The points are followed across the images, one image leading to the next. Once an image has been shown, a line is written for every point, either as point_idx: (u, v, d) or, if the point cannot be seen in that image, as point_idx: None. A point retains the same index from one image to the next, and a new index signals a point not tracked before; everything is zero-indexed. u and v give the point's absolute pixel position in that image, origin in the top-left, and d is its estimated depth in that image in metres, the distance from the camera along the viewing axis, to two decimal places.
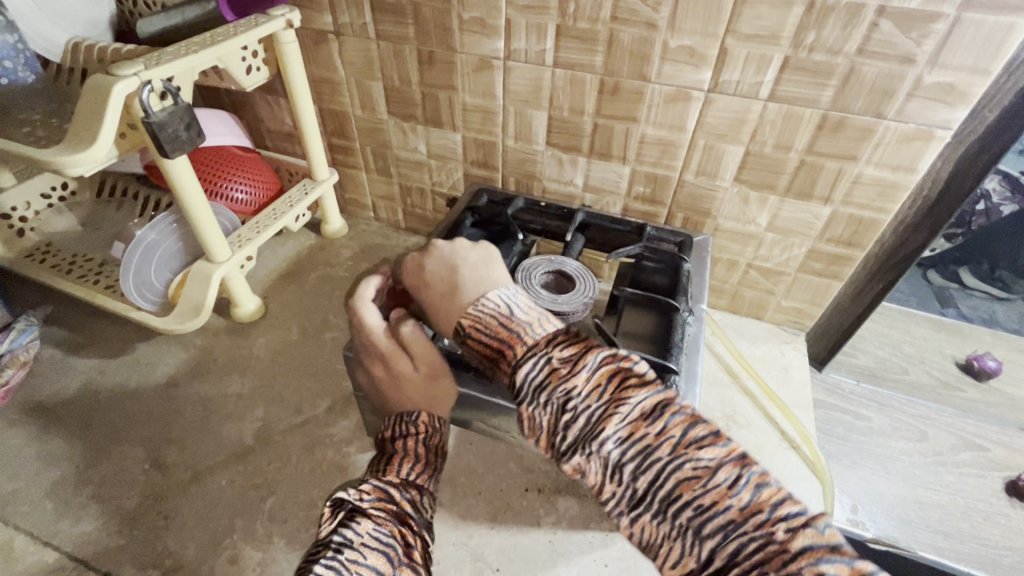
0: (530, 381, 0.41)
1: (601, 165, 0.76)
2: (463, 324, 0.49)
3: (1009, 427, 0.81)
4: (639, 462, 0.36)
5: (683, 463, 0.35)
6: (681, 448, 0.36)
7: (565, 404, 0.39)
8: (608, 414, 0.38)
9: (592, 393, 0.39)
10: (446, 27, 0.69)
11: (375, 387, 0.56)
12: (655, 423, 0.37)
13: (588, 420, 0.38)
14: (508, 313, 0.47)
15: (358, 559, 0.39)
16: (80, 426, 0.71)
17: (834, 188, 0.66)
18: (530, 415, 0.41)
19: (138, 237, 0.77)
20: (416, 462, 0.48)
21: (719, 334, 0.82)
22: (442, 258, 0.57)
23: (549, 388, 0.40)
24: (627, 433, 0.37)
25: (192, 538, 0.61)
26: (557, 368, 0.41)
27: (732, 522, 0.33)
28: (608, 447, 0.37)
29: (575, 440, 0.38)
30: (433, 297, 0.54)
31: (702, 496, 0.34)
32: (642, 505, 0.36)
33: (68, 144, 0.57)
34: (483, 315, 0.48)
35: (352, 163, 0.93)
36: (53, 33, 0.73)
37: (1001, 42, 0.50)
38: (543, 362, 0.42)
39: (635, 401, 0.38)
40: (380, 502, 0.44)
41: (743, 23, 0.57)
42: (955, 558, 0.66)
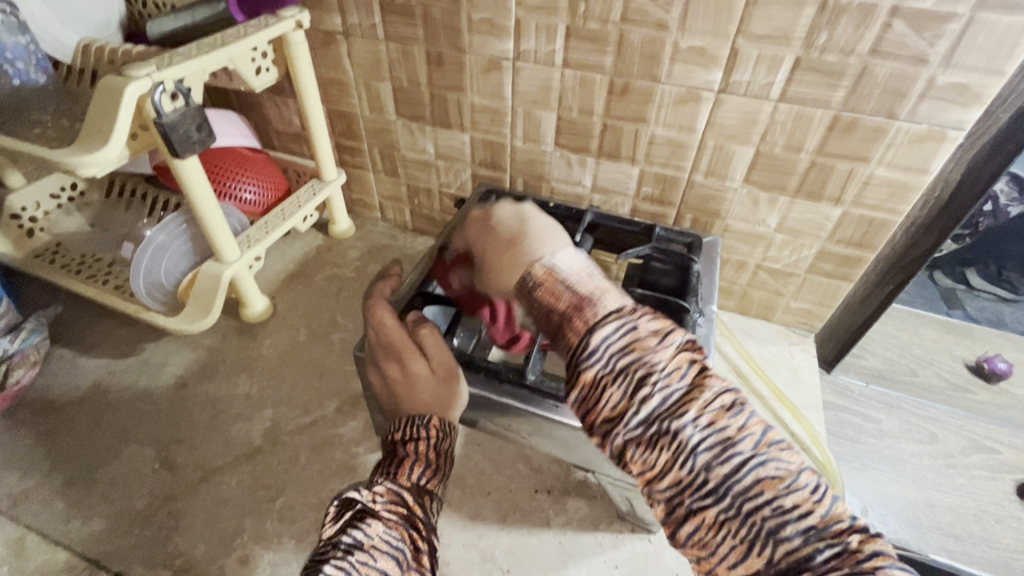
0: (603, 347, 0.36)
1: (610, 166, 0.76)
2: (533, 275, 0.43)
3: (1020, 429, 0.80)
4: (720, 452, 0.32)
5: (766, 460, 0.32)
6: (763, 445, 0.33)
7: (643, 377, 0.35)
8: (692, 398, 0.34)
9: (674, 375, 0.35)
10: (456, 28, 0.69)
11: (386, 387, 0.54)
12: (737, 417, 0.34)
13: (667, 400, 0.34)
14: (588, 274, 0.41)
15: (368, 561, 0.38)
16: (91, 426, 0.72)
17: (844, 189, 0.66)
18: (597, 382, 0.36)
19: (148, 237, 0.77)
20: (427, 466, 0.47)
21: (729, 336, 0.81)
22: (513, 220, 0.53)
23: (629, 356, 0.36)
24: (710, 420, 0.33)
25: (202, 538, 0.61)
26: (639, 337, 0.36)
27: (813, 528, 0.30)
28: (686, 431, 0.33)
29: (649, 417, 0.34)
30: (498, 249, 0.50)
31: (784, 497, 0.31)
32: (710, 498, 0.32)
33: (80, 145, 0.58)
34: (560, 267, 0.42)
35: (359, 164, 0.93)
36: (63, 35, 0.74)
37: (1016, 42, 0.50)
38: (626, 328, 0.36)
39: (716, 389, 0.35)
40: (392, 505, 0.43)
41: (755, 24, 0.57)
42: (966, 561, 0.66)
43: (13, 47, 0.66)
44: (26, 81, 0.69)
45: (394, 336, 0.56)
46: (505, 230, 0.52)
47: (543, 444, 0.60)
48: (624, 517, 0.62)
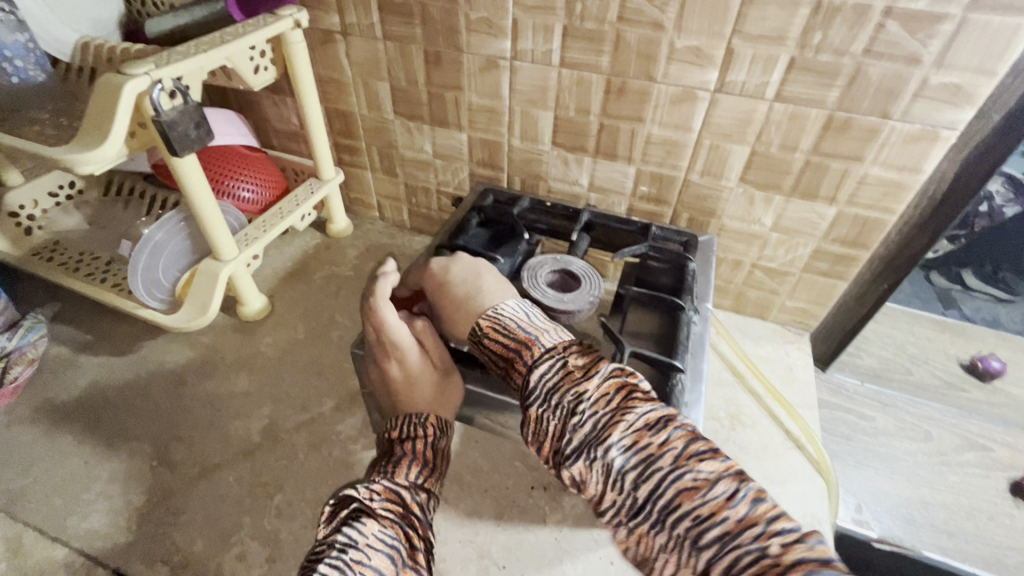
0: (540, 382, 0.44)
1: (607, 165, 0.77)
2: (481, 325, 0.51)
3: (1013, 427, 0.81)
4: (644, 470, 0.38)
5: (683, 473, 0.36)
6: (683, 459, 0.37)
7: (573, 407, 0.42)
8: (614, 421, 0.40)
9: (599, 400, 0.42)
10: (453, 28, 0.70)
11: (383, 383, 0.56)
12: (658, 434, 0.39)
13: (593, 427, 0.41)
14: (527, 320, 0.50)
15: (362, 559, 0.39)
16: (89, 423, 0.72)
17: (839, 188, 0.66)
18: (539, 417, 0.43)
19: (146, 236, 0.77)
20: (424, 466, 0.49)
21: (724, 333, 0.82)
22: (466, 266, 0.59)
23: (560, 389, 0.43)
24: (632, 441, 0.39)
25: (200, 534, 0.61)
26: (568, 371, 0.44)
27: (728, 533, 0.34)
28: (612, 455, 0.39)
29: (580, 445, 0.40)
30: (451, 300, 0.56)
31: (701, 507, 0.35)
32: (641, 515, 0.38)
33: (78, 143, 0.58)
34: (502, 318, 0.51)
35: (357, 162, 0.94)
36: (61, 32, 0.73)
37: (1008, 42, 0.50)
38: (557, 365, 0.45)
39: (640, 411, 0.40)
40: (389, 503, 0.45)
41: (750, 24, 0.58)
42: (959, 557, 0.67)
43: (11, 45, 0.68)
44: (26, 79, 0.71)
45: (390, 330, 0.56)
46: (457, 282, 0.57)
47: None
48: None
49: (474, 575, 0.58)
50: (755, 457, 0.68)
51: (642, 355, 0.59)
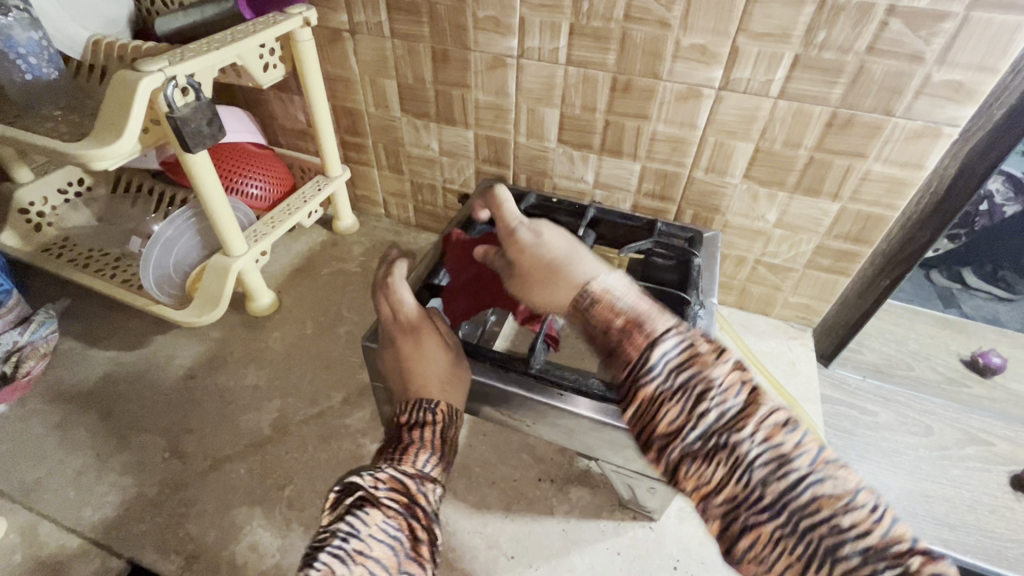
0: (663, 361, 0.38)
1: (612, 162, 0.78)
2: (589, 292, 0.43)
3: (1013, 422, 0.82)
4: (779, 469, 0.34)
5: (824, 478, 0.33)
6: (823, 462, 0.34)
7: (703, 393, 0.36)
8: (748, 412, 0.36)
9: (730, 387, 0.37)
10: (461, 26, 0.71)
11: (395, 362, 0.56)
12: (794, 433, 0.35)
13: (722, 415, 0.36)
14: (637, 289, 0.43)
15: (363, 550, 0.38)
16: (100, 417, 0.73)
17: (842, 184, 0.67)
18: (651, 398, 0.38)
19: (157, 232, 0.78)
20: (432, 453, 0.48)
21: (728, 329, 0.83)
22: (558, 234, 0.53)
23: (687, 370, 0.37)
24: (767, 436, 0.35)
25: (213, 524, 0.62)
26: (698, 352, 0.38)
27: (871, 548, 0.31)
28: (744, 448, 0.35)
29: (705, 433, 0.36)
30: (543, 268, 0.49)
31: (841, 516, 0.32)
32: (768, 515, 0.34)
33: (93, 138, 0.59)
34: (614, 288, 0.43)
35: (364, 160, 0.94)
36: (72, 30, 0.75)
37: (1009, 40, 0.51)
38: (684, 343, 0.38)
39: (771, 403, 0.36)
40: (393, 492, 0.43)
41: (755, 22, 0.58)
42: (960, 550, 0.67)
43: (25, 42, 0.68)
44: (39, 76, 0.70)
45: (405, 308, 0.58)
46: (552, 247, 0.51)
47: (546, 433, 0.61)
48: (626, 505, 0.63)
49: (483, 565, 0.59)
50: None
51: None
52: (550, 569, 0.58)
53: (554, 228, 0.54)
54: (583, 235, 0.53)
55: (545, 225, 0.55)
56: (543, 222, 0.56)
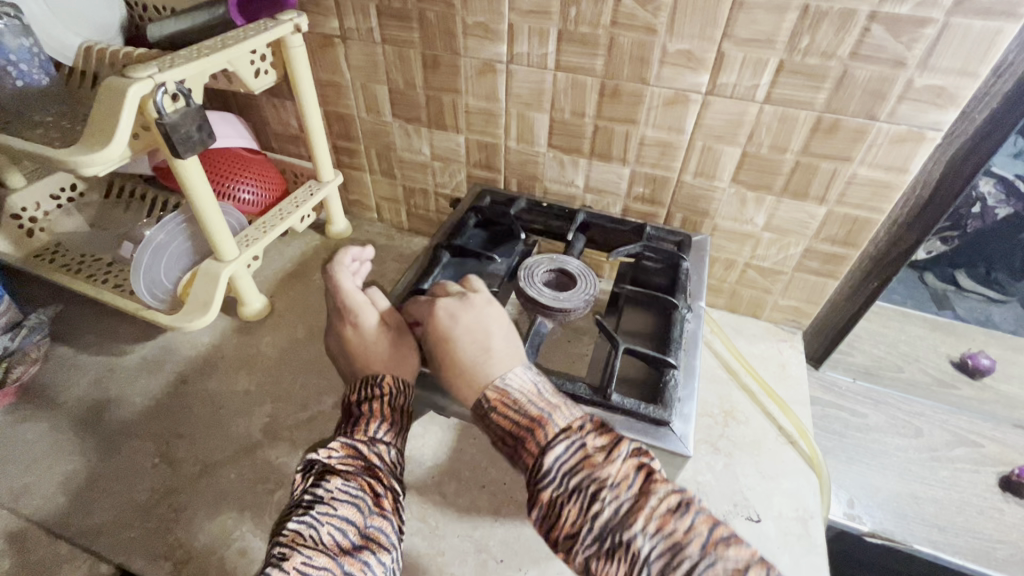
0: (556, 465, 0.44)
1: (602, 167, 0.78)
2: (487, 397, 0.49)
3: (1003, 423, 0.82)
4: (671, 558, 0.39)
5: (713, 561, 0.38)
6: (710, 545, 0.39)
7: (594, 493, 0.42)
8: (638, 505, 0.41)
9: (620, 485, 0.42)
10: (451, 32, 0.71)
11: (345, 349, 0.62)
12: (683, 518, 0.40)
13: (615, 512, 0.41)
14: (535, 393, 0.49)
15: (329, 511, 0.45)
16: (90, 423, 0.73)
17: (829, 188, 0.68)
18: (553, 501, 0.43)
19: (148, 236, 0.77)
20: (383, 422, 0.53)
21: (718, 331, 0.84)
22: (474, 317, 0.56)
23: (579, 474, 0.43)
24: (657, 527, 0.40)
25: (202, 529, 0.62)
26: (587, 455, 0.44)
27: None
28: (637, 541, 0.40)
29: (601, 532, 0.41)
30: (455, 363, 0.53)
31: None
32: None
33: (82, 145, 0.59)
34: (510, 391, 0.49)
35: (356, 165, 0.95)
36: (66, 37, 0.75)
37: (990, 45, 0.52)
38: (574, 446, 0.44)
39: (660, 491, 0.42)
40: (349, 458, 0.50)
41: (740, 27, 0.59)
42: (948, 551, 0.68)
43: (16, 49, 0.68)
44: (30, 82, 0.70)
45: (347, 298, 0.65)
46: (463, 338, 0.54)
47: None
48: None
49: (473, 569, 0.59)
50: (747, 452, 0.69)
51: (636, 351, 0.60)
52: (539, 572, 0.58)
53: (475, 307, 0.57)
54: (500, 323, 0.55)
55: (466, 304, 0.57)
56: (468, 299, 0.58)
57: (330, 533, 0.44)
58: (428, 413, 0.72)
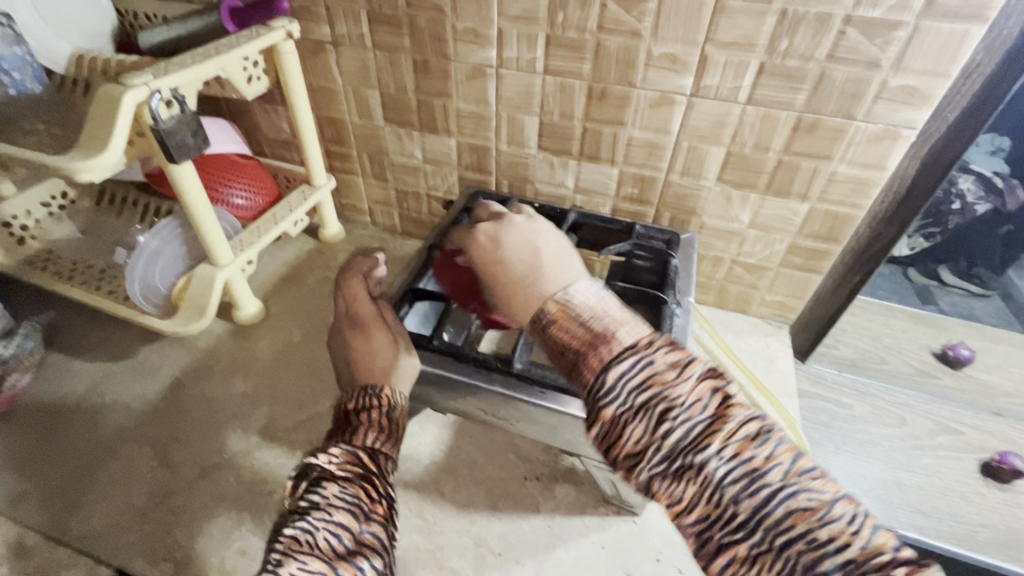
0: (622, 384, 0.37)
1: (591, 167, 0.80)
2: (548, 310, 0.43)
3: (982, 411, 0.85)
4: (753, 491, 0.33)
5: (796, 492, 0.32)
6: (793, 476, 0.33)
7: (665, 413, 0.35)
8: (713, 429, 0.34)
9: (695, 404, 0.35)
10: (441, 38, 0.73)
11: (349, 357, 0.62)
12: (764, 446, 0.34)
13: (688, 433, 0.35)
14: (604, 304, 0.41)
15: (325, 516, 0.44)
16: (86, 429, 0.73)
17: (811, 186, 0.70)
18: (616, 420, 0.36)
19: (142, 244, 0.77)
20: (380, 431, 0.53)
21: (707, 327, 0.85)
22: (522, 233, 0.53)
23: (646, 392, 0.36)
24: (736, 454, 0.34)
25: (202, 531, 0.62)
26: (656, 371, 0.37)
27: (852, 563, 0.30)
28: (711, 466, 0.34)
29: (671, 453, 0.35)
30: (509, 277, 0.48)
31: (817, 530, 0.31)
32: (741, 531, 0.33)
33: (78, 152, 0.59)
34: (574, 299, 0.42)
35: (349, 169, 0.96)
36: (56, 45, 0.76)
37: (958, 47, 0.54)
38: (640, 361, 0.37)
39: (741, 416, 0.35)
40: (348, 464, 0.49)
41: (721, 31, 0.61)
42: (933, 535, 0.70)
43: (9, 58, 0.69)
44: (22, 90, 0.72)
45: (355, 306, 0.68)
46: (512, 258, 0.50)
47: (531, 431, 0.63)
48: (609, 500, 0.65)
49: (470, 563, 0.60)
50: None
51: None
52: (535, 564, 0.60)
53: (526, 223, 0.54)
54: (546, 240, 0.51)
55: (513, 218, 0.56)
56: (531, 221, 0.55)
57: (325, 537, 0.43)
58: (424, 412, 0.73)
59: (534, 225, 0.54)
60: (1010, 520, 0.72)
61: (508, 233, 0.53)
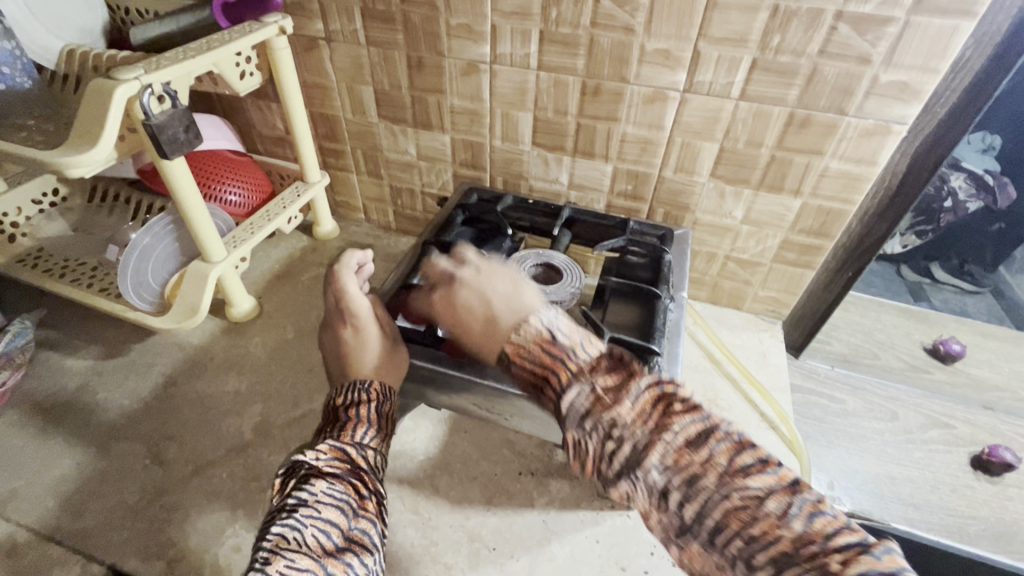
0: (574, 411, 0.43)
1: (585, 164, 0.80)
2: (506, 349, 0.49)
3: (973, 405, 0.86)
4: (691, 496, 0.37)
5: (729, 492, 0.36)
6: (728, 475, 0.37)
7: (608, 432, 0.41)
8: (653, 441, 0.39)
9: (635, 420, 0.41)
10: (435, 34, 0.73)
11: (341, 352, 0.61)
12: (701, 450, 0.38)
13: (631, 447, 0.40)
14: (551, 335, 0.47)
15: (313, 514, 0.44)
16: (78, 428, 0.72)
17: (803, 181, 0.70)
18: (574, 442, 0.43)
19: (134, 240, 0.77)
20: (370, 427, 0.54)
21: (701, 323, 0.86)
22: (475, 281, 0.58)
23: (591, 417, 0.42)
24: (673, 464, 0.38)
25: (196, 529, 0.62)
26: (599, 396, 0.43)
27: (784, 553, 0.34)
28: (653, 475, 0.39)
29: (620, 468, 0.40)
30: (473, 330, 0.54)
31: (752, 527, 0.35)
32: (689, 534, 0.38)
33: (68, 147, 0.59)
34: (527, 337, 0.48)
35: (343, 166, 0.96)
36: (48, 41, 0.75)
37: (948, 42, 0.55)
38: (587, 389, 0.43)
39: (677, 427, 0.40)
40: (336, 460, 0.49)
41: (714, 27, 0.61)
42: (924, 528, 0.70)
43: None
44: (13, 85, 0.72)
45: (348, 299, 0.65)
46: (470, 305, 0.55)
47: (525, 426, 0.63)
48: (604, 495, 0.65)
49: (465, 558, 0.60)
50: None
51: (621, 340, 0.62)
52: (530, 558, 0.60)
53: (478, 273, 0.59)
54: (497, 280, 0.57)
55: (465, 270, 0.60)
56: (481, 267, 0.60)
57: (314, 535, 0.43)
58: (419, 408, 0.73)
59: (485, 266, 0.60)
60: (1000, 512, 0.73)
61: (463, 285, 0.57)
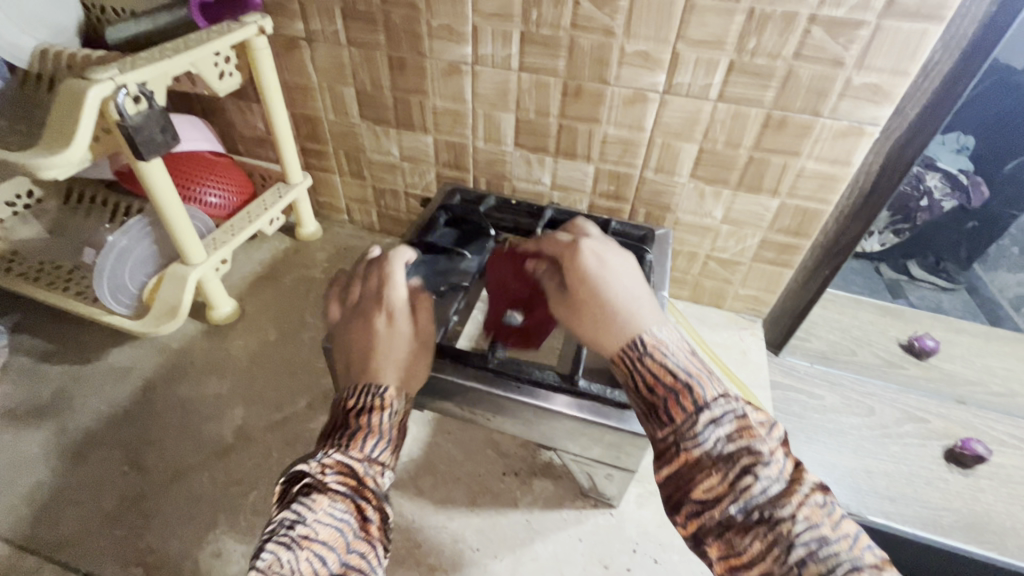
0: (714, 431, 0.40)
1: (567, 164, 0.80)
2: (646, 341, 0.46)
3: (946, 399, 0.88)
4: (816, 551, 0.35)
5: (861, 563, 0.35)
6: (859, 548, 0.35)
7: (748, 465, 0.38)
8: (791, 490, 0.38)
9: (775, 464, 0.39)
10: (416, 34, 0.73)
11: (363, 344, 0.56)
12: (832, 516, 0.37)
13: (767, 489, 0.38)
14: (692, 353, 0.45)
15: (310, 534, 0.41)
16: (53, 435, 0.71)
17: (780, 181, 0.72)
18: (699, 463, 0.40)
19: (110, 242, 0.75)
20: (382, 441, 0.50)
21: (682, 322, 0.87)
22: (621, 266, 0.53)
23: (735, 443, 0.40)
24: (808, 516, 0.37)
25: (175, 535, 0.61)
26: (746, 426, 0.40)
27: None
28: (786, 524, 0.36)
29: (747, 504, 0.38)
30: (603, 300, 0.50)
31: None
32: None
33: (41, 147, 0.58)
34: (669, 345, 0.46)
35: (325, 167, 0.95)
36: (16, 37, 0.72)
37: (917, 46, 0.56)
38: (731, 416, 0.41)
39: (810, 484, 0.39)
40: (342, 476, 0.46)
41: (692, 29, 0.62)
42: (900, 520, 0.72)
43: None
44: None
45: (390, 288, 0.60)
46: (613, 281, 0.51)
47: (508, 426, 0.63)
48: (587, 494, 0.65)
49: (449, 559, 0.60)
50: None
51: None
52: (513, 558, 0.60)
53: (625, 258, 0.54)
54: (642, 275, 0.53)
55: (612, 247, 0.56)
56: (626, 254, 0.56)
57: (309, 559, 0.40)
58: None
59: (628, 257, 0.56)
60: (972, 503, 0.75)
61: (614, 260, 0.53)
